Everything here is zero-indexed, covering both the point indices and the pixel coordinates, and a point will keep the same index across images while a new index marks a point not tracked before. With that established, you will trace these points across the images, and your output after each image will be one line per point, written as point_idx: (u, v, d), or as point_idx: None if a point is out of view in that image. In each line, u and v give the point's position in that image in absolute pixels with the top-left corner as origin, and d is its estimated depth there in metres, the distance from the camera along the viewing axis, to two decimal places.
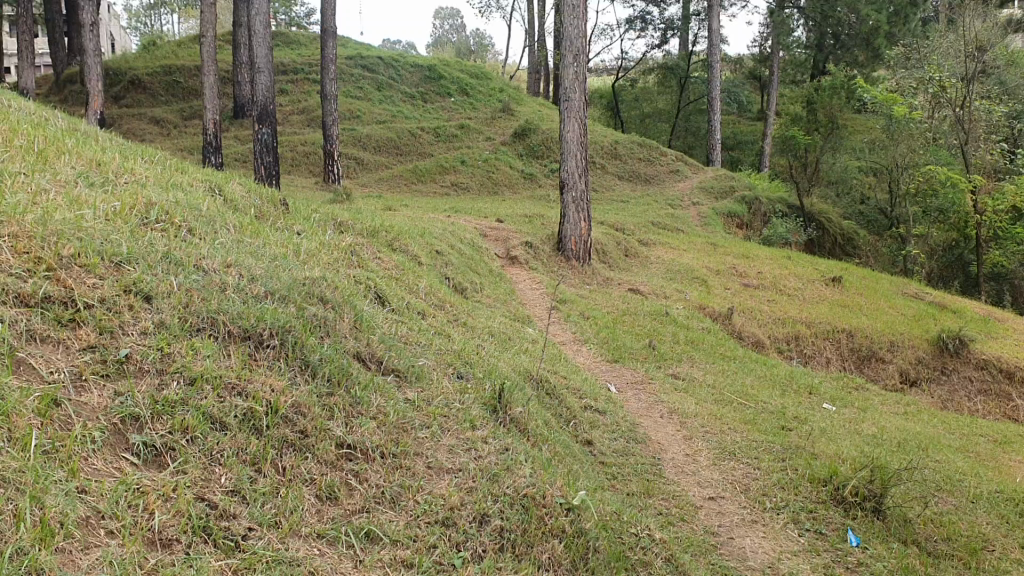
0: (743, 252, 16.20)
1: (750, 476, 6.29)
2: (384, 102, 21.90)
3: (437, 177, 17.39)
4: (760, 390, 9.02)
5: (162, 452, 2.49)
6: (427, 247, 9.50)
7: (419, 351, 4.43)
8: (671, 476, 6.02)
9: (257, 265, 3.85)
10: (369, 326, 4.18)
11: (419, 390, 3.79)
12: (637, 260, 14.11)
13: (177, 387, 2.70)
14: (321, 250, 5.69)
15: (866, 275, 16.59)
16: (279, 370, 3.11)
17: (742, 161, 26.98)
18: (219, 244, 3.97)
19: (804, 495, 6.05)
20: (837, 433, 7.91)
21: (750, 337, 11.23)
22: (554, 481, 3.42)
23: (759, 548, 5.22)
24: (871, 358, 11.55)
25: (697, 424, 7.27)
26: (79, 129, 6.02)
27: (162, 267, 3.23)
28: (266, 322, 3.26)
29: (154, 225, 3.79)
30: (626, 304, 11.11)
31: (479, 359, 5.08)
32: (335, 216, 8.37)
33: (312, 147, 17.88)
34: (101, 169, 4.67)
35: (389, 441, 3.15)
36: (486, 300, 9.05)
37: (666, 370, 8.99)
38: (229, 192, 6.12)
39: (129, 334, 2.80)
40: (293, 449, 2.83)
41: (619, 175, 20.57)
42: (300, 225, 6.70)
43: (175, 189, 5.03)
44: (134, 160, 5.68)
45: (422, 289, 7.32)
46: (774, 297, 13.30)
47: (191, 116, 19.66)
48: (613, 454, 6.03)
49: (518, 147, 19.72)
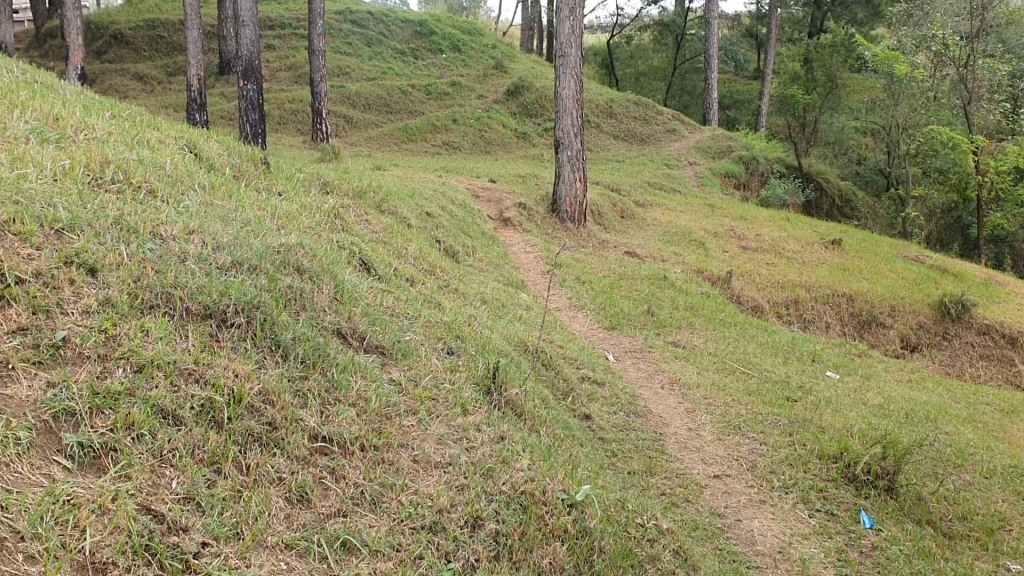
0: (742, 214, 15.82)
1: (756, 452, 5.99)
2: (374, 58, 21.31)
3: (428, 135, 16.93)
4: (762, 357, 8.71)
5: (101, 454, 2.13)
6: (417, 209, 9.10)
7: (407, 325, 4.07)
8: (674, 452, 5.71)
9: (225, 231, 3.47)
10: (351, 298, 3.82)
11: (405, 370, 3.45)
12: (634, 223, 13.71)
13: (123, 376, 2.33)
14: (303, 213, 5.32)
15: (866, 238, 16.26)
16: (246, 353, 2.74)
17: (739, 121, 26.49)
18: (185, 208, 3.58)
19: (814, 473, 5.73)
20: (843, 404, 7.61)
21: (750, 302, 10.90)
22: (555, 473, 3.06)
23: (768, 531, 4.93)
24: (871, 323, 11.26)
25: (699, 395, 6.94)
26: (41, 83, 5.59)
27: (114, 234, 2.84)
28: (231, 298, 2.88)
29: (109, 186, 3.41)
30: (623, 268, 10.76)
31: (471, 331, 4.73)
32: (320, 176, 7.97)
33: (300, 104, 17.36)
34: (57, 124, 4.27)
35: (370, 432, 2.79)
36: (479, 264, 8.69)
37: (666, 337, 8.67)
38: (204, 150, 5.72)
39: (68, 314, 2.43)
40: (259, 444, 2.48)
41: (615, 134, 20.10)
42: (281, 185, 6.31)
43: (142, 147, 4.63)
44: (100, 116, 5.27)
45: (412, 254, 6.95)
46: (774, 260, 12.96)
47: (175, 72, 19.05)
48: (613, 430, 5.71)
49: (511, 105, 19.21)
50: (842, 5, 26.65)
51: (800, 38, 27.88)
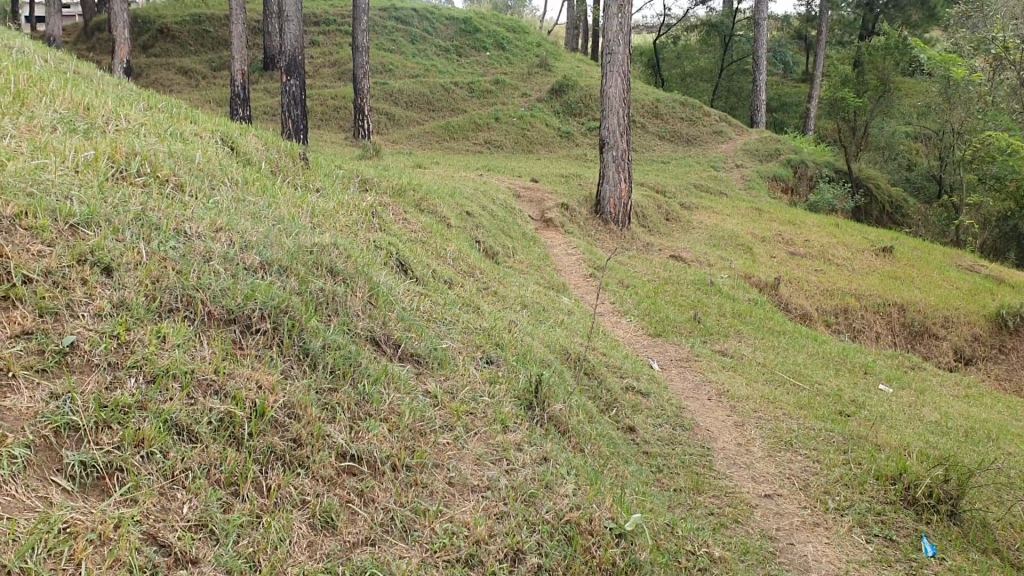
0: (790, 219, 15.42)
1: (810, 470, 5.69)
2: (417, 55, 21.18)
3: (470, 134, 16.74)
4: (813, 369, 8.39)
5: (105, 475, 1.93)
6: (458, 208, 8.91)
7: (444, 331, 3.86)
8: (722, 470, 5.44)
9: (254, 228, 3.27)
10: (386, 301, 3.61)
11: (441, 381, 3.23)
12: (679, 226, 13.39)
13: (134, 387, 2.13)
14: (340, 211, 5.13)
15: (918, 246, 15.77)
16: (272, 362, 2.53)
17: (786, 124, 25.97)
18: (214, 203, 3.39)
19: (871, 495, 5.41)
20: (899, 420, 7.26)
21: (798, 309, 10.55)
22: (603, 500, 2.79)
23: (823, 557, 4.63)
24: (924, 334, 10.84)
25: (749, 408, 6.65)
26: (77, 73, 5.47)
27: (136, 229, 2.66)
28: (257, 301, 2.67)
29: (134, 179, 3.23)
30: (668, 272, 10.46)
31: (512, 337, 4.50)
32: (359, 172, 7.80)
33: (342, 100, 17.26)
34: (88, 114, 4.11)
35: (403, 450, 2.56)
36: (520, 266, 8.48)
37: (712, 345, 8.38)
38: (241, 144, 5.57)
39: (79, 317, 2.23)
40: (281, 464, 2.26)
41: (660, 135, 19.77)
42: (320, 181, 6.13)
43: (175, 139, 4.46)
44: (135, 107, 5.12)
45: (451, 254, 6.74)
46: (824, 267, 12.57)
47: (220, 67, 19.06)
48: (658, 444, 5.46)
49: (555, 104, 18.95)
50: (895, 7, 26.06)
51: (851, 42, 27.28)
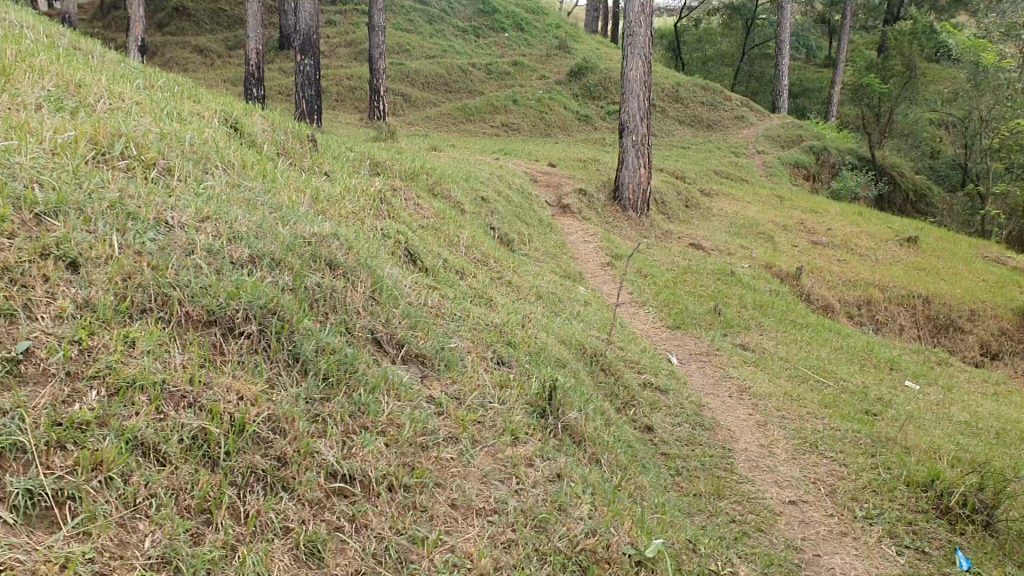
0: (812, 207, 15.08)
1: (835, 475, 5.43)
2: (435, 35, 20.86)
3: (487, 116, 16.43)
4: (838, 364, 8.10)
5: (55, 505, 1.68)
6: (472, 193, 8.66)
7: (451, 329, 3.62)
8: (744, 474, 5.19)
9: (245, 216, 3.01)
10: (390, 297, 3.37)
11: (448, 387, 2.98)
12: (699, 213, 13.09)
13: (95, 401, 1.89)
14: (347, 196, 4.89)
15: (943, 237, 15.38)
16: (256, 370, 2.28)
17: (809, 110, 25.51)
18: (205, 189, 3.14)
19: (902, 503, 5.12)
20: (927, 420, 6.98)
21: (820, 301, 10.24)
22: (622, 523, 2.52)
23: (852, 570, 4.36)
24: (949, 328, 10.50)
25: (772, 407, 6.38)
26: (75, 50, 5.23)
27: (110, 220, 2.41)
28: (242, 299, 2.42)
29: (117, 162, 2.98)
30: (687, 261, 10.18)
31: (526, 334, 4.26)
32: (371, 155, 7.55)
33: (358, 81, 16.98)
34: (77, 90, 3.85)
35: (401, 468, 2.31)
36: (535, 254, 8.22)
37: (734, 339, 8.11)
38: (246, 125, 5.33)
39: (36, 320, 1.99)
40: (262, 486, 2.01)
41: (681, 119, 19.40)
42: (328, 165, 5.88)
43: (171, 119, 4.21)
44: (133, 85, 4.87)
45: (463, 242, 6.50)
46: (846, 257, 12.24)
47: (235, 46, 18.80)
48: (678, 445, 5.21)
49: (574, 87, 18.60)
50: None
51: (876, 26, 26.71)
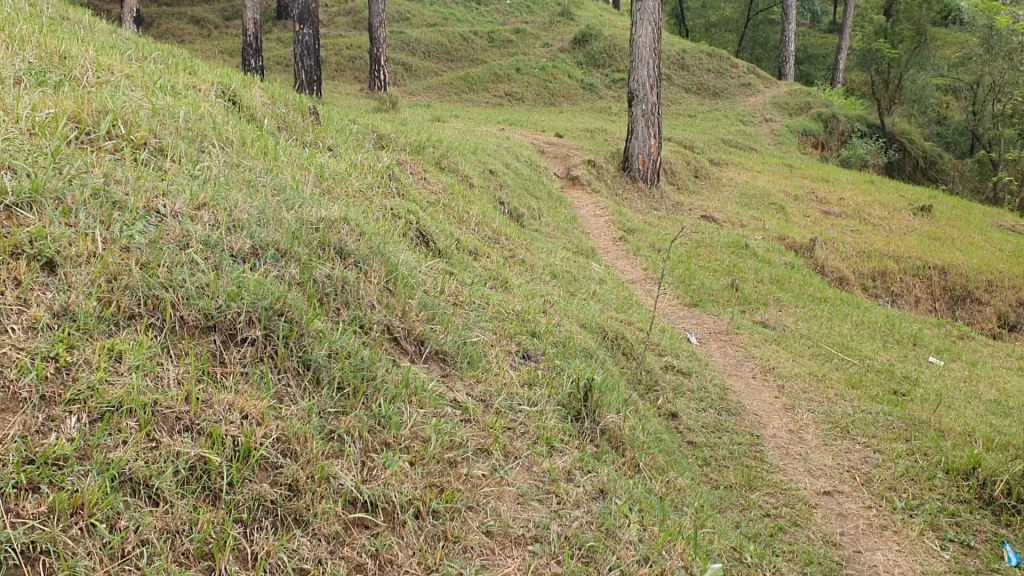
0: (823, 176, 14.73)
1: (870, 463, 5.17)
2: (435, 3, 20.39)
3: (490, 86, 16.04)
4: (859, 340, 7.83)
5: (25, 560, 1.39)
6: (480, 166, 8.34)
7: (471, 320, 3.34)
8: (775, 462, 4.93)
9: (246, 202, 2.72)
10: (406, 287, 3.08)
11: (473, 390, 2.71)
12: (708, 183, 12.76)
13: (75, 430, 1.61)
14: (353, 173, 4.59)
15: (957, 205, 15.05)
16: (262, 382, 2.00)
17: (815, 76, 25.07)
18: (201, 172, 2.84)
19: (942, 492, 4.86)
20: (956, 400, 6.70)
21: (835, 273, 9.94)
22: (675, 546, 2.24)
23: (895, 568, 4.10)
24: (966, 299, 10.16)
25: (798, 389, 6.12)
26: (61, 19, 4.89)
27: (94, 210, 2.12)
28: (245, 300, 2.13)
29: (103, 143, 2.67)
30: (700, 233, 9.88)
31: (548, 321, 3.98)
32: (375, 128, 7.23)
33: (358, 50, 16.57)
34: (60, 61, 3.52)
35: (429, 491, 2.02)
36: (546, 229, 7.93)
37: (752, 316, 7.83)
38: (244, 97, 5.01)
39: (5, 333, 1.70)
40: (271, 521, 1.72)
41: (687, 86, 19.00)
42: (332, 139, 5.56)
43: (164, 92, 3.90)
44: (123, 56, 4.55)
45: (473, 219, 6.20)
46: (860, 227, 11.92)
47: (232, 16, 18.34)
48: (705, 432, 4.95)
49: (578, 54, 18.17)
50: None
51: None
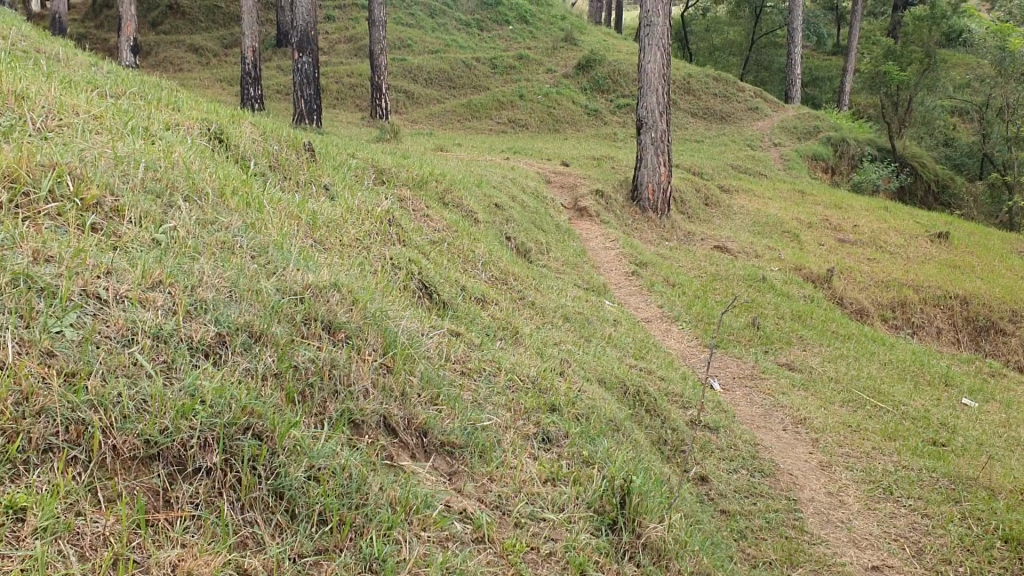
0: (836, 202, 14.27)
1: (918, 530, 4.69)
2: (438, 30, 20.08)
3: (493, 113, 15.69)
4: (890, 383, 7.34)
5: None
6: (484, 199, 7.92)
7: (482, 395, 2.89)
8: (816, 531, 4.45)
9: (213, 271, 2.29)
10: (407, 360, 2.64)
11: (485, 496, 2.25)
12: (719, 211, 12.32)
13: None
14: (348, 218, 4.15)
15: (974, 231, 14.58)
16: (218, 528, 1.56)
17: (821, 99, 24.69)
18: (165, 236, 2.42)
19: (1004, 565, 4.36)
20: (1000, 449, 6.21)
21: (854, 305, 9.45)
22: None
23: None
24: (990, 330, 9.66)
25: (833, 443, 5.65)
26: (31, 54, 4.49)
27: (10, 302, 1.71)
28: (200, 416, 1.70)
29: (44, 206, 2.25)
30: (715, 266, 9.42)
31: (567, 387, 3.51)
32: (374, 162, 6.80)
33: (359, 78, 16.21)
34: (13, 102, 3.09)
35: None
36: (554, 265, 7.48)
37: (776, 357, 7.37)
38: (228, 135, 4.58)
39: None
40: None
41: (694, 111, 18.63)
42: (328, 178, 5.13)
43: (134, 134, 3.48)
44: (96, 92, 4.14)
45: (479, 259, 5.77)
46: (877, 255, 11.48)
47: (231, 44, 18.01)
48: (738, 497, 4.48)
49: (582, 80, 17.81)
50: None
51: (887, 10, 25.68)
